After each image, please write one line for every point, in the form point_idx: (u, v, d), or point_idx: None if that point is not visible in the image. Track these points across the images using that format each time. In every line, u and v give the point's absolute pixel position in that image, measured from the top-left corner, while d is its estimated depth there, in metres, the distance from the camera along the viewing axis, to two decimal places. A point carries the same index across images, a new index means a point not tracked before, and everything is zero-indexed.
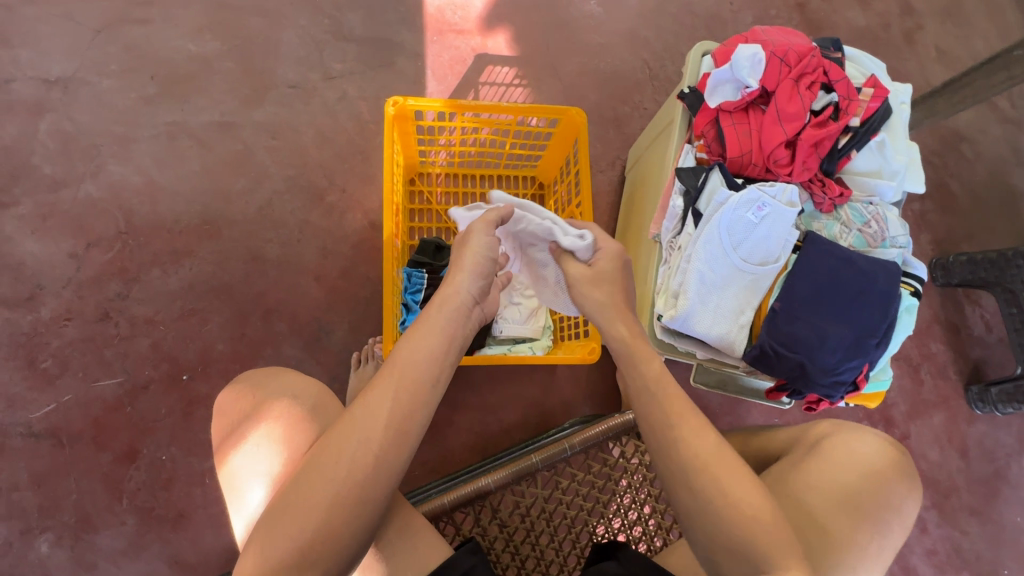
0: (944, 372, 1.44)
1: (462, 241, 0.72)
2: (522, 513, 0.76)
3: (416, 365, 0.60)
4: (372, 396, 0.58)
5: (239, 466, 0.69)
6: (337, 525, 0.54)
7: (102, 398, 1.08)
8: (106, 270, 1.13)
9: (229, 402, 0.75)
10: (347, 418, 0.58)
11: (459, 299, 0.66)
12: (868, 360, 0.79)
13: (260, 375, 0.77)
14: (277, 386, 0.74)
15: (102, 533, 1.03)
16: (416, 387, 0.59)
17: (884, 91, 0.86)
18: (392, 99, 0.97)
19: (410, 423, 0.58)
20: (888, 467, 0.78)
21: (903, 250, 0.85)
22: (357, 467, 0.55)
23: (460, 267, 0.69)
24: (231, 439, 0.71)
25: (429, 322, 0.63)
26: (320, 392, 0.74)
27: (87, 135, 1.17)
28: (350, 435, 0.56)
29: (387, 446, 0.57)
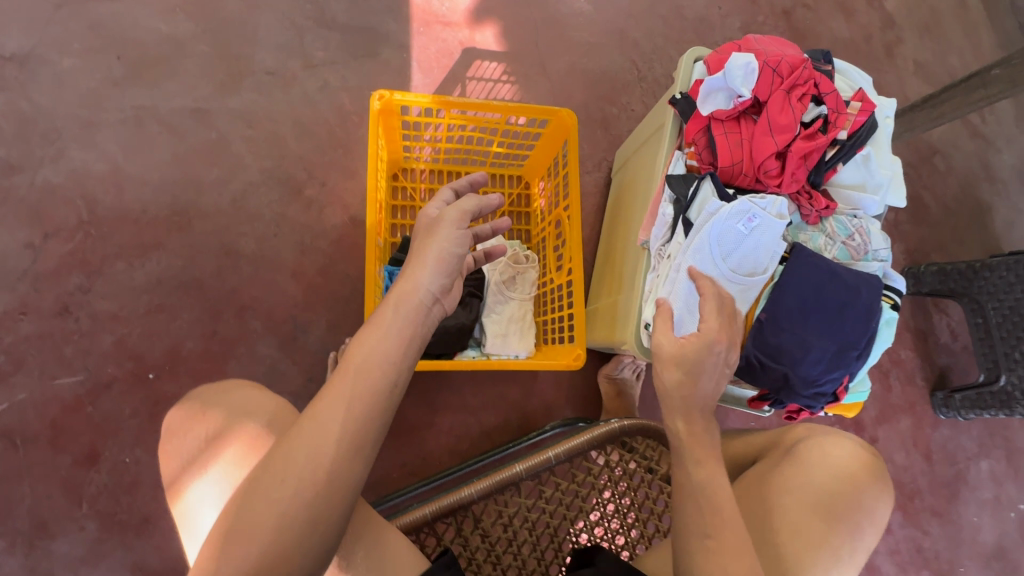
0: (911, 378, 1.49)
1: (426, 231, 0.67)
2: (505, 523, 0.74)
3: (368, 374, 0.57)
4: (319, 407, 0.55)
5: (193, 498, 0.62)
6: (287, 547, 0.51)
7: (60, 397, 1.02)
8: (66, 262, 1.06)
9: (177, 423, 0.66)
10: (295, 430, 0.55)
11: (415, 296, 0.62)
12: (849, 371, 0.80)
13: (212, 391, 0.69)
14: (232, 403, 0.66)
15: (59, 541, 0.98)
16: (371, 395, 0.56)
17: (871, 105, 0.86)
18: (377, 92, 0.93)
19: (362, 435, 0.55)
20: (862, 471, 0.77)
21: (884, 263, 0.86)
22: (307, 484, 0.53)
23: (419, 262, 0.65)
24: (182, 468, 0.63)
25: (383, 324, 0.60)
26: (281, 407, 0.67)
27: (46, 117, 1.10)
28: (298, 449, 0.53)
29: (338, 461, 0.54)
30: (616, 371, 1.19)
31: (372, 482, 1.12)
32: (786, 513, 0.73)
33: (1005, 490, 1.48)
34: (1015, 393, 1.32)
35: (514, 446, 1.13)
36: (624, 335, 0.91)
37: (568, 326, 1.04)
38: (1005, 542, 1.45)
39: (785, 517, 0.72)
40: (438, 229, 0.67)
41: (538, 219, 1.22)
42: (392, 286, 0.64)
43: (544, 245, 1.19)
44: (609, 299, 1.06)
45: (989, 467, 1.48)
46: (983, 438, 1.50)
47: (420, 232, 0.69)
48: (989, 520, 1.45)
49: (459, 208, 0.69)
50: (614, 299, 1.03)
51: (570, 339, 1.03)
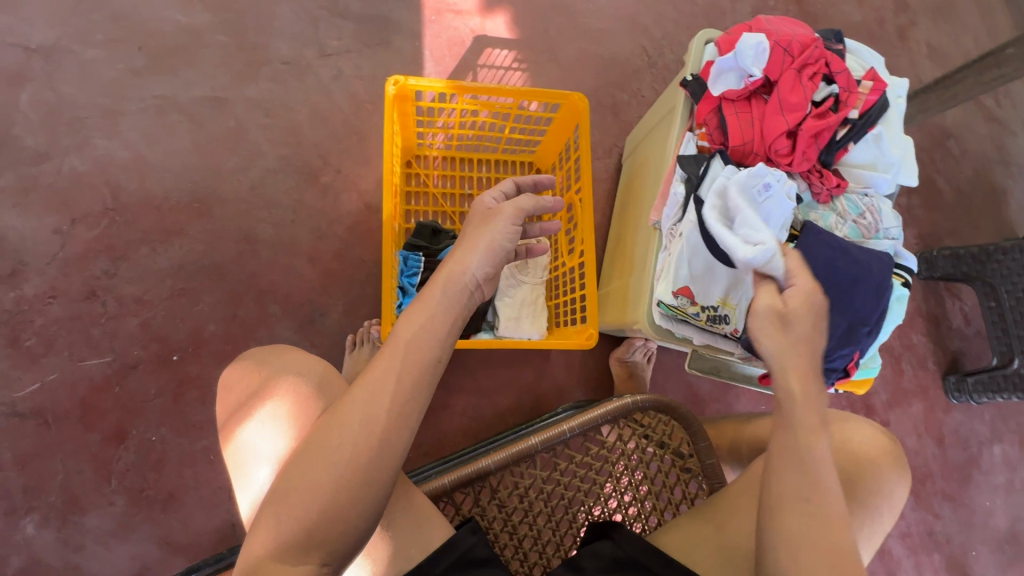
0: (923, 363, 1.49)
1: (481, 219, 0.70)
2: (520, 493, 0.76)
3: (417, 348, 0.59)
4: (369, 380, 0.58)
5: (243, 445, 0.67)
6: (341, 512, 0.54)
7: (89, 377, 1.05)
8: (92, 247, 1.09)
9: (234, 378, 0.72)
10: (348, 399, 0.57)
11: (463, 278, 0.64)
12: (859, 347, 0.81)
13: (266, 351, 0.74)
14: (282, 362, 0.71)
15: (89, 514, 1.02)
16: (416, 369, 0.58)
17: (882, 84, 0.87)
18: (392, 78, 0.95)
19: (411, 406, 0.57)
20: (886, 457, 0.78)
21: (895, 242, 0.87)
22: (359, 451, 0.55)
23: (470, 247, 0.66)
24: (236, 417, 0.69)
25: (431, 302, 0.62)
26: (327, 371, 0.71)
27: (71, 107, 1.13)
28: (351, 417, 0.56)
29: (388, 430, 0.56)
30: (627, 354, 1.21)
31: None
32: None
33: (1018, 474, 1.47)
34: None
35: (527, 427, 1.15)
36: (636, 314, 0.93)
37: (581, 307, 1.06)
38: (1017, 526, 1.45)
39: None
40: (495, 218, 0.69)
41: (549, 204, 1.23)
42: (440, 266, 0.66)
43: (555, 229, 1.20)
44: (621, 281, 1.08)
45: (1002, 451, 1.48)
46: (996, 423, 1.49)
47: (474, 217, 0.71)
48: (1002, 505, 1.45)
49: (515, 201, 0.71)
50: (625, 281, 1.05)
51: (582, 320, 1.05)
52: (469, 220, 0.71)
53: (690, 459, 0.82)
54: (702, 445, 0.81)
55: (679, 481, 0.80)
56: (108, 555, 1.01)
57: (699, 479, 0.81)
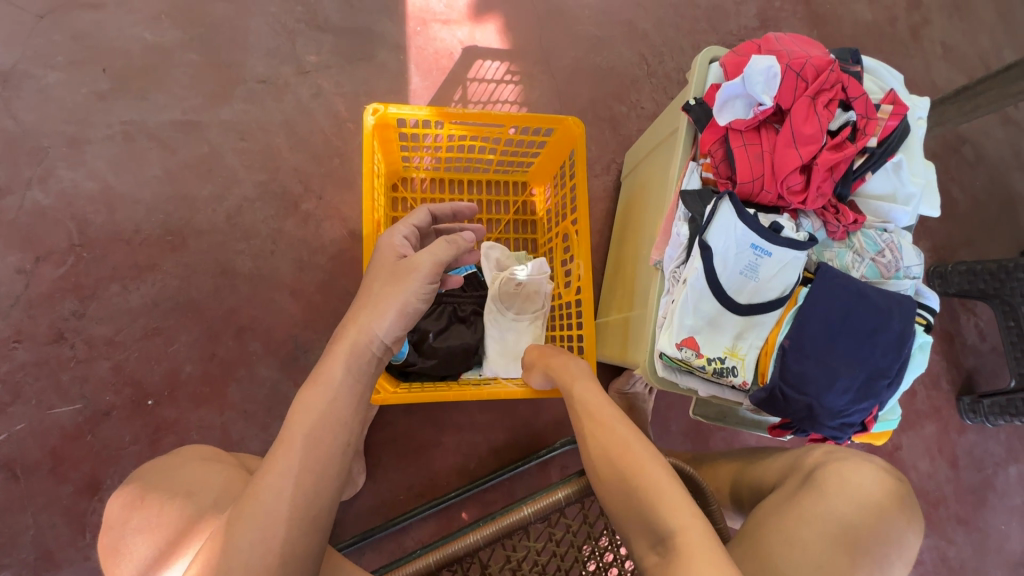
0: (937, 382, 1.43)
1: (391, 276, 0.66)
2: (513, 567, 0.70)
3: (319, 440, 0.54)
4: (264, 485, 0.51)
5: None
6: None
7: (59, 426, 1.00)
8: (59, 286, 1.03)
9: (116, 517, 0.64)
10: (238, 511, 0.50)
11: (366, 346, 0.61)
12: (878, 401, 0.75)
13: (150, 479, 0.68)
14: (173, 482, 0.66)
15: (64, 571, 0.97)
16: (322, 466, 0.53)
17: (903, 108, 0.80)
18: (371, 106, 0.87)
19: (316, 509, 0.51)
20: (886, 501, 0.71)
21: (916, 281, 0.81)
22: (255, 574, 0.48)
23: (379, 307, 0.63)
24: (130, 567, 0.60)
25: (331, 380, 0.58)
26: (226, 477, 0.67)
27: (32, 136, 1.06)
28: (242, 535, 0.49)
29: (292, 540, 0.50)
30: (626, 385, 1.15)
31: (379, 503, 1.09)
32: (809, 547, 0.66)
33: None
34: None
35: (523, 464, 1.11)
36: (637, 357, 0.87)
37: (579, 344, 1.00)
38: None
39: (809, 553, 0.65)
40: (409, 274, 0.66)
41: (544, 227, 1.17)
42: (344, 332, 0.62)
43: (551, 256, 1.14)
44: (620, 315, 1.02)
45: (1018, 472, 1.43)
46: (1012, 443, 1.44)
47: (384, 270, 0.68)
48: (1017, 528, 1.40)
49: (429, 252, 0.68)
50: (626, 316, 0.99)
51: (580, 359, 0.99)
52: (376, 272, 0.69)
53: None
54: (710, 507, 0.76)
55: None
56: None
57: None
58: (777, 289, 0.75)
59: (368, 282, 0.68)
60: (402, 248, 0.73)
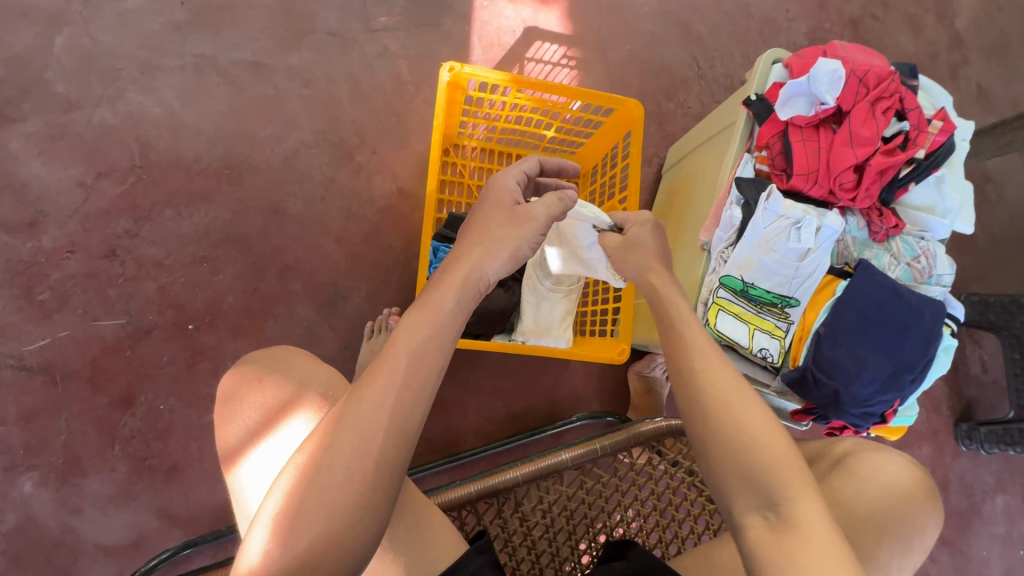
0: (937, 407, 1.47)
1: (510, 219, 0.72)
2: (544, 509, 0.75)
3: (420, 363, 0.59)
4: (366, 392, 0.57)
5: (249, 470, 0.63)
6: (338, 534, 0.53)
7: (102, 338, 1.03)
8: (116, 204, 1.06)
9: (234, 387, 0.68)
10: (341, 415, 0.56)
11: (479, 283, 0.67)
12: (901, 395, 0.79)
13: (266, 358, 0.71)
14: (287, 370, 0.68)
15: (90, 478, 0.99)
16: (419, 384, 0.58)
17: (952, 126, 0.84)
18: (449, 64, 0.92)
19: (409, 422, 0.57)
20: (913, 486, 0.74)
21: (946, 289, 0.85)
22: (354, 471, 0.54)
23: (494, 249, 0.69)
24: (240, 438, 0.65)
25: (438, 303, 0.63)
26: (333, 377, 0.69)
27: (107, 56, 1.09)
28: (344, 437, 0.55)
29: (386, 450, 0.55)
30: (647, 369, 1.19)
31: None
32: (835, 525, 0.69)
33: (1017, 527, 1.47)
34: None
35: (541, 432, 1.12)
36: None
37: (612, 319, 1.04)
38: None
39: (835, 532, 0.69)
40: (526, 223, 0.72)
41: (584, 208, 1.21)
42: (456, 263, 0.68)
43: None
44: None
45: (1004, 503, 1.48)
46: (1001, 474, 1.49)
47: (499, 213, 0.73)
48: (997, 555, 1.45)
49: (545, 205, 0.74)
50: None
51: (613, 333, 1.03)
52: (490, 212, 0.73)
53: None
54: None
55: (705, 511, 0.78)
56: (106, 521, 0.99)
57: None
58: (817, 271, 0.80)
59: (479, 220, 0.73)
60: (516, 191, 0.77)
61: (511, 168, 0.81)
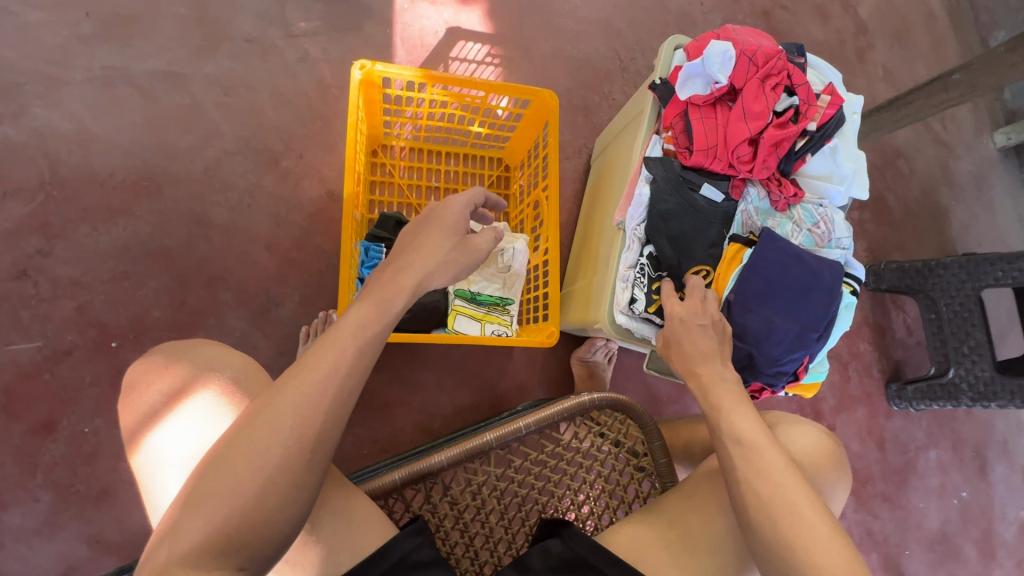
0: (869, 370, 1.55)
1: (460, 246, 0.72)
2: (474, 490, 0.76)
3: (363, 351, 0.59)
4: (305, 376, 0.55)
5: (149, 450, 0.62)
6: (267, 513, 0.51)
7: (16, 363, 0.98)
8: (26, 224, 1.02)
9: (140, 376, 0.67)
10: (278, 395, 0.54)
11: (421, 285, 0.68)
12: (810, 352, 0.84)
13: (178, 345, 0.69)
14: (194, 357, 0.67)
15: (11, 510, 0.95)
16: (358, 371, 0.58)
17: (840, 99, 0.89)
18: (359, 62, 0.92)
19: (346, 408, 0.56)
20: (825, 456, 0.79)
21: (846, 252, 0.90)
22: (289, 453, 0.53)
23: (441, 264, 0.70)
24: (143, 424, 0.64)
25: (385, 299, 0.63)
26: (245, 365, 0.68)
27: (8, 72, 1.05)
28: (282, 418, 0.53)
29: (323, 433, 0.54)
30: (588, 354, 1.21)
31: (340, 458, 1.11)
32: None
33: (950, 478, 1.56)
34: (961, 384, 1.38)
35: (485, 424, 1.11)
36: (597, 313, 0.93)
37: (545, 305, 1.06)
38: (948, 527, 1.54)
39: None
40: (471, 253, 0.74)
41: (516, 201, 1.23)
42: (409, 265, 0.67)
43: (521, 226, 1.20)
44: (585, 280, 1.08)
45: (936, 456, 1.56)
46: (932, 429, 1.58)
47: (450, 233, 0.72)
48: (934, 506, 1.54)
49: (487, 239, 0.76)
50: (589, 281, 1.05)
51: (546, 318, 1.05)
52: (439, 232, 0.71)
53: (644, 458, 0.82)
54: (656, 444, 0.82)
55: (633, 480, 0.81)
56: (30, 554, 0.94)
57: (652, 477, 0.81)
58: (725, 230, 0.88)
59: (427, 229, 0.71)
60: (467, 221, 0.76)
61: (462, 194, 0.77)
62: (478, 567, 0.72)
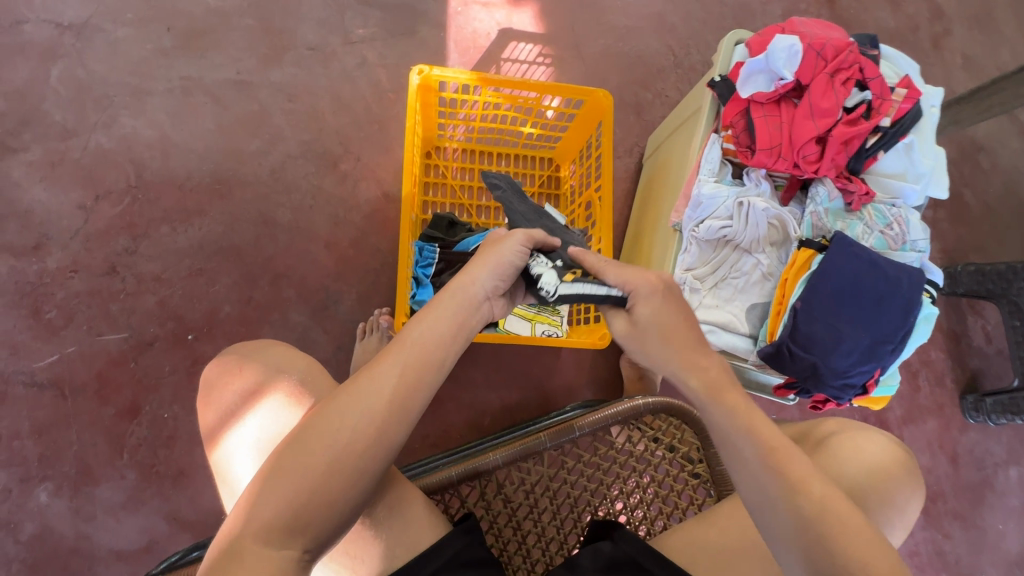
0: (941, 380, 1.45)
1: (490, 239, 0.64)
2: (527, 489, 0.77)
3: (426, 349, 0.57)
4: (376, 369, 0.56)
5: (230, 448, 0.66)
6: (331, 495, 0.52)
7: (106, 352, 1.07)
8: (115, 224, 1.11)
9: (215, 376, 0.71)
10: (351, 384, 0.55)
11: (473, 293, 0.60)
12: (881, 365, 0.79)
13: (251, 347, 0.74)
14: (264, 359, 0.71)
15: (102, 486, 1.03)
16: (422, 368, 0.56)
17: (917, 92, 0.84)
18: (417, 67, 0.95)
19: (414, 402, 0.56)
20: (894, 467, 0.75)
21: (921, 254, 0.85)
22: (356, 441, 0.53)
23: (482, 258, 0.62)
24: (220, 419, 0.68)
25: (445, 303, 0.59)
26: (311, 366, 0.71)
27: (101, 84, 1.15)
28: (352, 406, 0.54)
29: (389, 422, 0.54)
30: None
31: None
32: None
33: None
34: None
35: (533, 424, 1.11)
36: None
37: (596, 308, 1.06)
38: None
39: None
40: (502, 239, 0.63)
41: (567, 201, 1.23)
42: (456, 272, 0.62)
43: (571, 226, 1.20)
44: None
45: (1017, 474, 1.45)
46: (1013, 445, 1.46)
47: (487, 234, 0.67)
48: (1014, 528, 1.42)
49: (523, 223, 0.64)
50: None
51: (597, 321, 1.05)
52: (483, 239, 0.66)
53: (699, 465, 0.81)
54: (713, 452, 0.79)
55: (687, 486, 0.79)
56: (117, 527, 1.03)
57: (707, 485, 0.80)
58: (794, 233, 0.84)
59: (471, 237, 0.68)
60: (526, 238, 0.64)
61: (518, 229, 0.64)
62: (530, 565, 0.73)
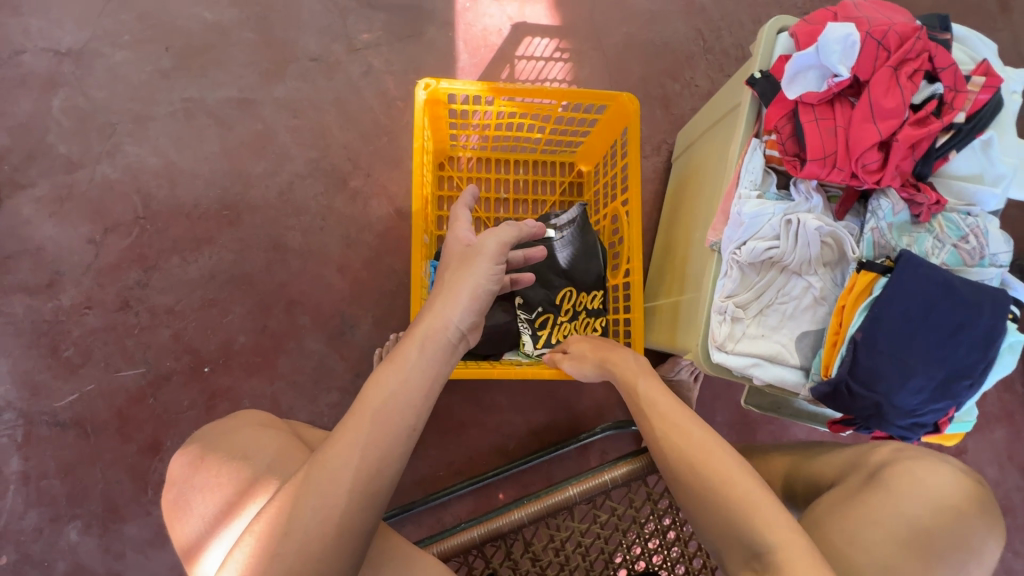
0: (1010, 385, 1.32)
1: (460, 261, 0.64)
2: (556, 547, 0.71)
3: (382, 423, 0.50)
4: (330, 450, 0.49)
5: (209, 560, 0.60)
6: None
7: (124, 388, 1.06)
8: (125, 257, 1.09)
9: (182, 481, 0.67)
10: (303, 476, 0.49)
11: (444, 335, 0.57)
12: (957, 402, 0.70)
13: (212, 439, 0.70)
14: (228, 450, 0.67)
15: (129, 523, 1.03)
16: (384, 441, 0.50)
17: (998, 79, 0.72)
18: (423, 81, 0.87)
19: (377, 484, 0.49)
20: (967, 505, 0.63)
21: (1003, 270, 0.74)
22: (311, 540, 0.47)
23: (451, 297, 0.59)
24: (196, 531, 0.63)
25: (408, 363, 0.54)
26: (279, 448, 0.66)
27: (103, 112, 1.11)
28: (305, 501, 0.48)
29: (350, 512, 0.48)
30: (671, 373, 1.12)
31: (418, 479, 1.11)
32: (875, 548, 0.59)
33: None
34: None
35: (563, 447, 1.05)
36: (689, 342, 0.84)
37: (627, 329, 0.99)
38: None
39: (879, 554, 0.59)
40: (475, 260, 0.63)
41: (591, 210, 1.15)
42: (420, 318, 0.59)
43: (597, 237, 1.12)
44: (670, 301, 0.98)
45: None
46: None
47: (453, 259, 0.65)
48: None
49: (496, 235, 0.65)
50: (675, 300, 0.96)
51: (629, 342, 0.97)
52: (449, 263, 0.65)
53: None
54: None
55: None
56: (147, 563, 1.03)
57: None
58: (852, 253, 0.75)
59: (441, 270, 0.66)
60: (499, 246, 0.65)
61: (489, 238, 0.65)
62: None
